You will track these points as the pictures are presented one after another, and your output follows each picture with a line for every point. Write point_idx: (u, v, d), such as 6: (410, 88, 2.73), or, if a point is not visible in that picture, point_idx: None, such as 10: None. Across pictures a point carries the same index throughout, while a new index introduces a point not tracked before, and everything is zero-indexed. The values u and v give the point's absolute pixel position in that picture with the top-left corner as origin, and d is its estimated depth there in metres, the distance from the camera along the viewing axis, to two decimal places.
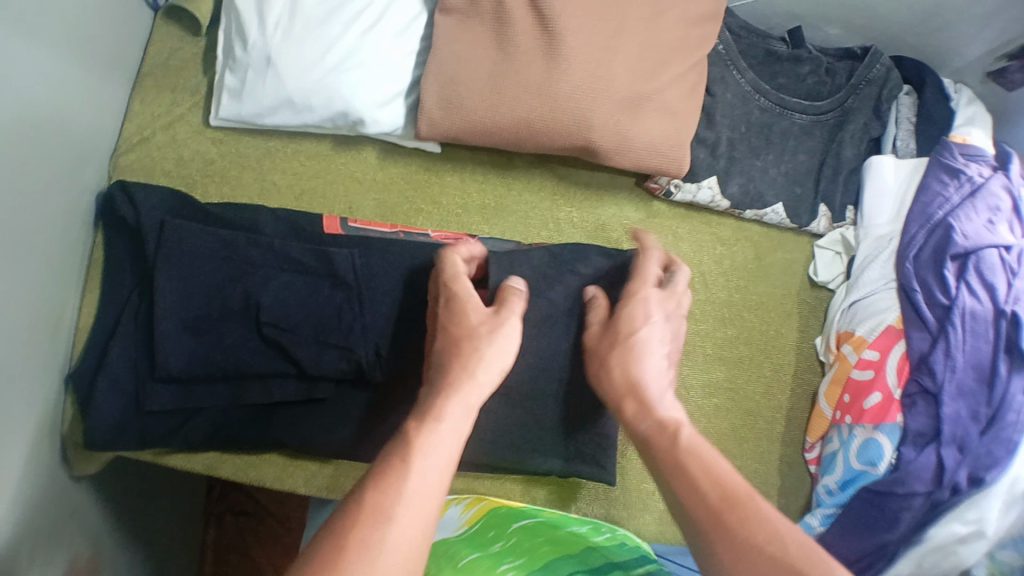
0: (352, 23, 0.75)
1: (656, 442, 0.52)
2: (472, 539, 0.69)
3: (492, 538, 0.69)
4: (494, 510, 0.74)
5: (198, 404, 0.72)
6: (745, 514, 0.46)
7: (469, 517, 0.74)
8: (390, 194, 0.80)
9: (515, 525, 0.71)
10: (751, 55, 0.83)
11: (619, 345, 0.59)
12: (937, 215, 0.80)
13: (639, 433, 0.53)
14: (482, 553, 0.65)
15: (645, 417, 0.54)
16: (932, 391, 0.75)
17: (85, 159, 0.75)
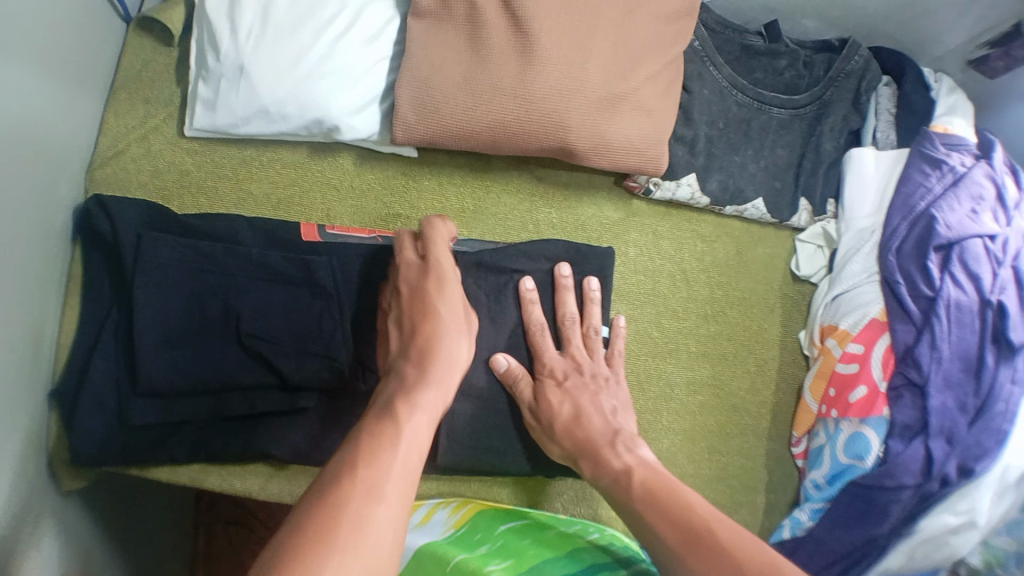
0: (324, 29, 0.75)
1: (617, 491, 0.61)
2: (460, 541, 0.68)
3: (480, 540, 0.69)
4: (481, 513, 0.74)
5: (180, 417, 0.72)
6: (713, 548, 0.49)
7: (456, 520, 0.73)
8: (369, 200, 0.80)
9: (501, 528, 0.72)
10: (727, 51, 0.83)
11: (557, 418, 0.69)
12: (919, 207, 0.79)
13: (603, 486, 0.63)
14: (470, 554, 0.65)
15: (601, 472, 0.64)
16: (918, 384, 0.74)
17: (61, 173, 0.74)
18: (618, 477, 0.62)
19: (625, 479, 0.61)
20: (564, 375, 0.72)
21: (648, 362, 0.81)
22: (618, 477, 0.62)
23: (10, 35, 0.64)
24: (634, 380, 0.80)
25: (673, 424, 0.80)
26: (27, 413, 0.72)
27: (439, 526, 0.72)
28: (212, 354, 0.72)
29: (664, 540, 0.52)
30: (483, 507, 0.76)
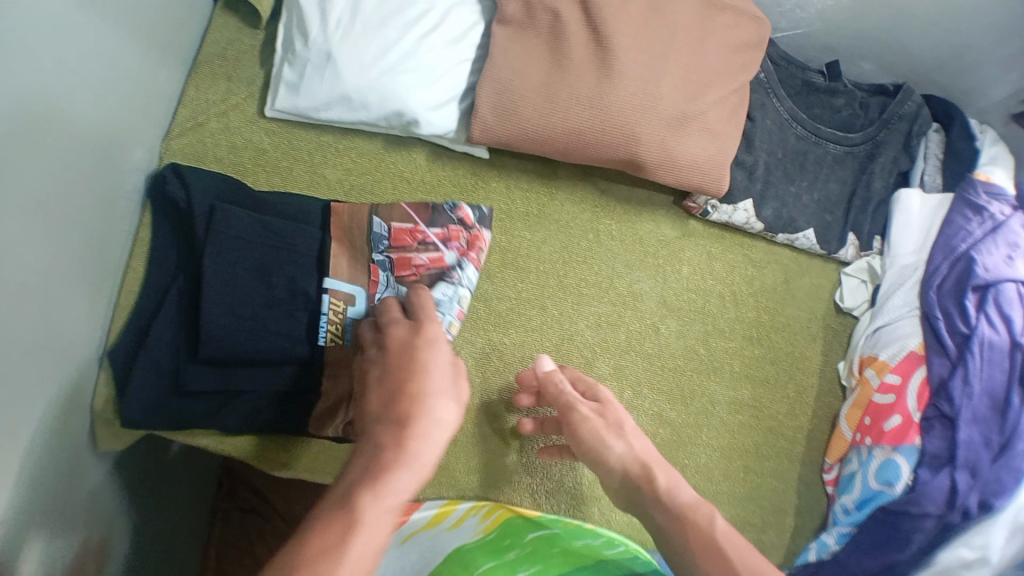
0: (411, 26, 0.77)
1: (676, 530, 0.57)
2: (492, 543, 0.68)
3: (508, 546, 0.67)
4: (512, 520, 0.72)
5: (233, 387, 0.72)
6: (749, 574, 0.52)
7: (487, 524, 0.71)
8: (437, 195, 0.82)
9: (531, 535, 0.70)
10: (790, 85, 0.86)
11: (601, 440, 0.64)
12: (960, 248, 0.82)
13: (658, 522, 0.58)
14: (497, 561, 0.64)
15: (663, 506, 0.58)
16: (949, 416, 0.76)
17: (137, 137, 0.76)
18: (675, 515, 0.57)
19: (663, 495, 0.59)
20: (599, 414, 0.67)
21: (691, 378, 0.83)
22: (670, 493, 0.59)
23: None
24: (678, 394, 0.82)
25: (712, 439, 0.83)
26: (80, 367, 0.72)
27: (470, 530, 0.70)
28: (277, 327, 0.73)
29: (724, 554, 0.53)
30: (511, 513, 0.74)
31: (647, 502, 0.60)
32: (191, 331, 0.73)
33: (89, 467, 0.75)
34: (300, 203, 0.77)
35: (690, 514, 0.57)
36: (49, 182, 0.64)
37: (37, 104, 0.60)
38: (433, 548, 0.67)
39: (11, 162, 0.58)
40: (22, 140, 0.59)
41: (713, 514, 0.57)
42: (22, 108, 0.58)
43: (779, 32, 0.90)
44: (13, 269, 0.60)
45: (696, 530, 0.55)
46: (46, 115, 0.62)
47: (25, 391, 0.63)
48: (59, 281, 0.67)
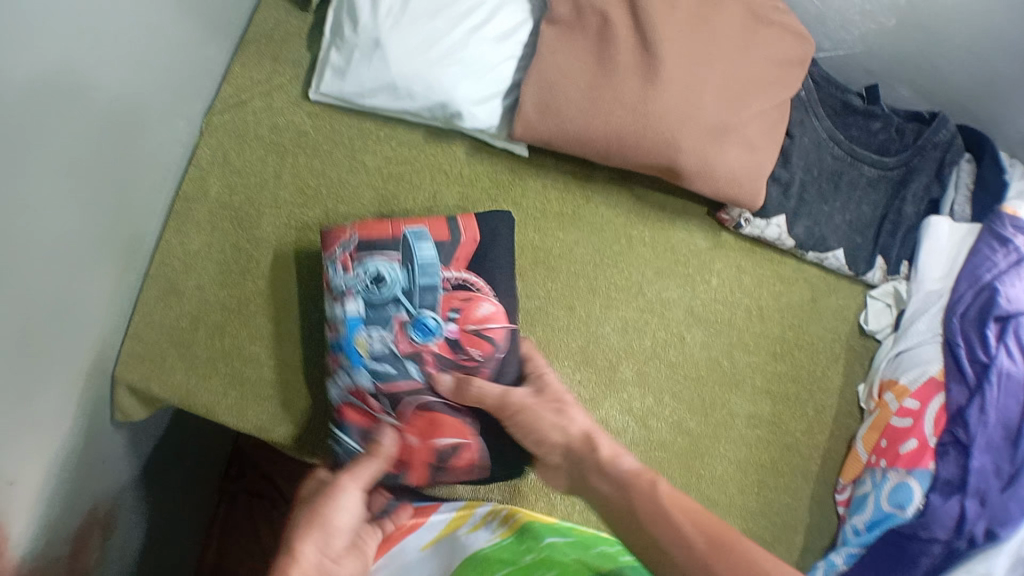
0: (462, 20, 0.77)
1: (633, 488, 0.57)
2: (507, 550, 0.63)
3: (526, 551, 0.63)
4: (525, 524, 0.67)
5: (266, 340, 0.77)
6: (734, 548, 0.51)
7: (502, 529, 0.68)
8: (473, 189, 0.82)
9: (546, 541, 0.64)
10: (829, 105, 0.87)
11: (546, 419, 0.66)
12: (985, 278, 0.82)
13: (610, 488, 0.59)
14: (513, 567, 0.61)
15: (615, 468, 0.60)
16: (963, 443, 0.77)
17: (179, 110, 0.76)
18: (625, 482, 0.58)
19: (605, 464, 0.60)
20: (541, 398, 0.68)
21: (713, 389, 0.83)
22: (612, 459, 0.60)
23: None
24: (699, 404, 0.83)
25: (729, 452, 0.83)
26: (106, 333, 0.72)
27: (483, 537, 0.66)
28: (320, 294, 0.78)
29: (689, 544, 0.52)
30: (527, 517, 0.69)
31: (591, 472, 0.61)
32: (238, 298, 0.77)
33: (104, 435, 0.75)
34: (351, 201, 0.80)
35: (635, 482, 0.58)
36: (88, 141, 0.63)
37: (87, 59, 0.60)
38: (453, 551, 0.65)
39: (53, 110, 0.58)
40: (71, 90, 0.59)
41: (657, 481, 0.57)
42: (72, 62, 0.58)
43: (822, 52, 0.91)
44: (48, 223, 0.60)
45: (644, 496, 0.56)
46: (93, 75, 0.61)
47: (49, 346, 0.62)
48: (91, 245, 0.67)
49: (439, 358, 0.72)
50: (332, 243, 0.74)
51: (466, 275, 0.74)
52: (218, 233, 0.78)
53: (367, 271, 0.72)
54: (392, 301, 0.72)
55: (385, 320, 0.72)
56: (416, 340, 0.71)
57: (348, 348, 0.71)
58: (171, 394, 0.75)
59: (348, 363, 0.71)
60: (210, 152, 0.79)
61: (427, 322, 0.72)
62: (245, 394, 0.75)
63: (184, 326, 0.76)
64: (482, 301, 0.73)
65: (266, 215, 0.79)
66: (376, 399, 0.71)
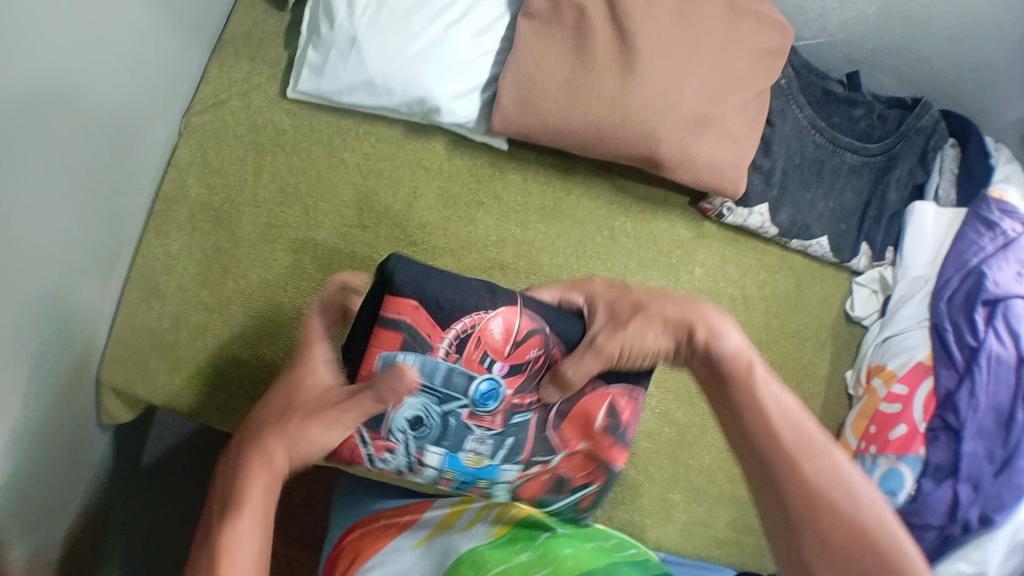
0: (439, 15, 0.77)
1: (732, 371, 0.52)
2: (503, 548, 0.62)
3: (520, 549, 0.61)
4: (523, 519, 0.66)
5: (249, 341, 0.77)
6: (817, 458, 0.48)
7: (497, 524, 0.66)
8: (454, 184, 0.82)
9: (542, 537, 0.64)
10: (810, 93, 0.86)
11: (642, 333, 0.56)
12: (971, 262, 0.82)
13: (710, 365, 0.54)
14: (509, 564, 0.59)
15: (715, 344, 0.53)
16: (954, 428, 0.77)
17: (157, 111, 0.76)
18: (720, 359, 0.53)
19: (704, 349, 0.54)
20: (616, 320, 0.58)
21: None
22: (709, 343, 0.54)
23: None
24: (686, 393, 0.83)
25: (717, 442, 0.83)
26: (89, 336, 0.72)
27: (483, 530, 0.65)
28: (302, 293, 0.78)
29: (777, 437, 0.49)
30: (528, 510, 0.69)
31: (699, 358, 0.55)
32: (219, 299, 0.77)
33: (89, 438, 0.75)
34: (332, 199, 0.80)
35: (731, 362, 0.52)
36: (69, 144, 0.63)
37: (66, 62, 0.60)
38: (446, 550, 0.62)
39: (33, 114, 0.58)
40: (50, 94, 0.59)
41: (754, 362, 0.53)
42: (49, 64, 0.58)
43: (801, 41, 0.90)
44: (31, 226, 0.60)
45: (742, 385, 0.52)
46: (72, 79, 0.61)
47: (32, 350, 0.62)
48: (71, 248, 0.67)
49: (522, 391, 0.63)
50: (353, 454, 0.65)
51: (452, 331, 0.60)
52: (199, 233, 0.78)
53: (399, 428, 0.63)
54: (443, 414, 0.63)
55: (460, 436, 0.64)
56: (488, 412, 0.63)
57: (478, 478, 0.67)
58: (155, 398, 0.75)
59: (486, 482, 0.68)
60: (190, 154, 0.79)
61: (474, 395, 0.62)
62: (230, 395, 0.76)
63: (166, 328, 0.76)
64: (488, 327, 0.61)
65: (247, 215, 0.79)
66: (532, 469, 0.67)
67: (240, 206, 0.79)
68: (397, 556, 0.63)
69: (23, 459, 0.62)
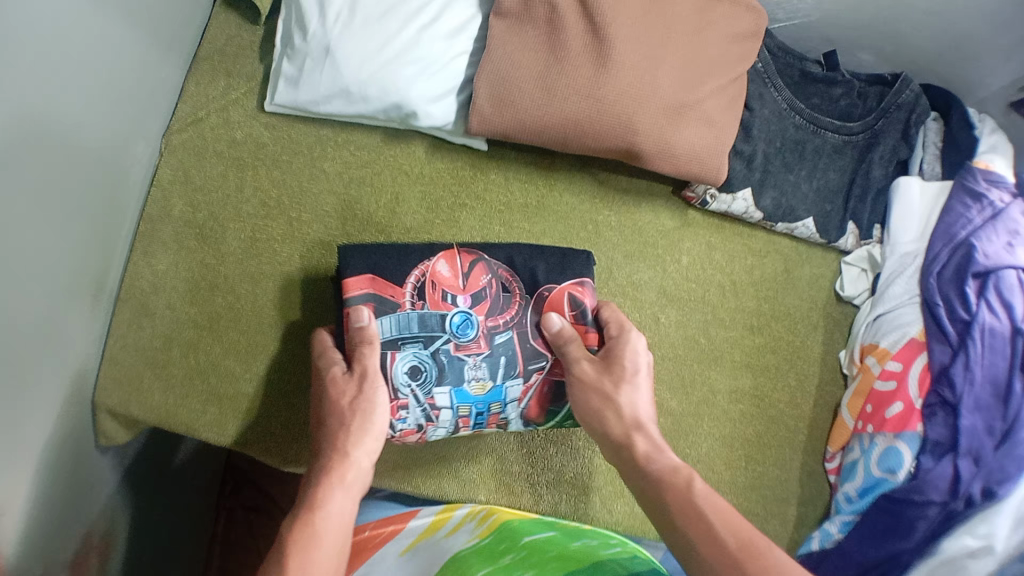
0: (410, 19, 0.77)
1: (667, 484, 0.61)
2: (484, 551, 0.65)
3: (502, 551, 0.65)
4: (505, 524, 0.71)
5: (244, 356, 0.77)
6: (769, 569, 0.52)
7: (481, 529, 0.70)
8: (436, 187, 0.82)
9: (524, 539, 0.68)
10: (787, 75, 0.86)
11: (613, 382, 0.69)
12: (960, 235, 0.82)
13: (650, 472, 0.62)
14: (493, 566, 0.61)
15: (656, 460, 0.63)
16: (951, 403, 0.76)
17: (137, 133, 0.76)
18: (665, 473, 0.62)
19: (642, 460, 0.63)
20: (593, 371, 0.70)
21: (692, 367, 0.83)
22: (649, 459, 0.63)
23: None
24: (679, 383, 0.82)
25: (713, 429, 0.83)
26: (82, 359, 0.73)
27: (466, 535, 0.70)
28: (293, 302, 0.79)
29: (723, 548, 0.54)
30: (508, 516, 0.73)
31: (627, 465, 0.64)
32: (210, 315, 0.77)
33: (90, 460, 0.76)
34: (315, 208, 0.80)
35: (673, 478, 0.61)
36: (51, 172, 0.64)
37: (43, 90, 0.61)
38: (431, 557, 0.66)
39: (13, 148, 0.58)
40: (30, 124, 0.59)
41: (693, 480, 0.60)
42: (27, 95, 0.59)
43: (776, 23, 0.90)
44: (18, 256, 0.60)
45: (684, 496, 0.59)
46: (49, 108, 0.62)
47: (27, 376, 0.63)
48: (59, 274, 0.67)
49: (491, 313, 0.74)
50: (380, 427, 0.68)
51: (409, 284, 0.72)
52: (186, 251, 0.78)
53: (403, 383, 0.70)
54: (433, 355, 0.72)
55: (456, 370, 0.72)
56: (472, 339, 0.73)
57: (488, 405, 0.73)
58: (151, 415, 0.75)
59: (497, 406, 0.74)
60: (172, 172, 0.80)
61: (451, 328, 0.72)
62: (223, 410, 0.76)
63: (158, 346, 0.77)
64: (435, 270, 0.73)
65: (231, 229, 0.79)
66: (532, 378, 0.74)
67: (223, 222, 0.79)
68: (383, 565, 0.67)
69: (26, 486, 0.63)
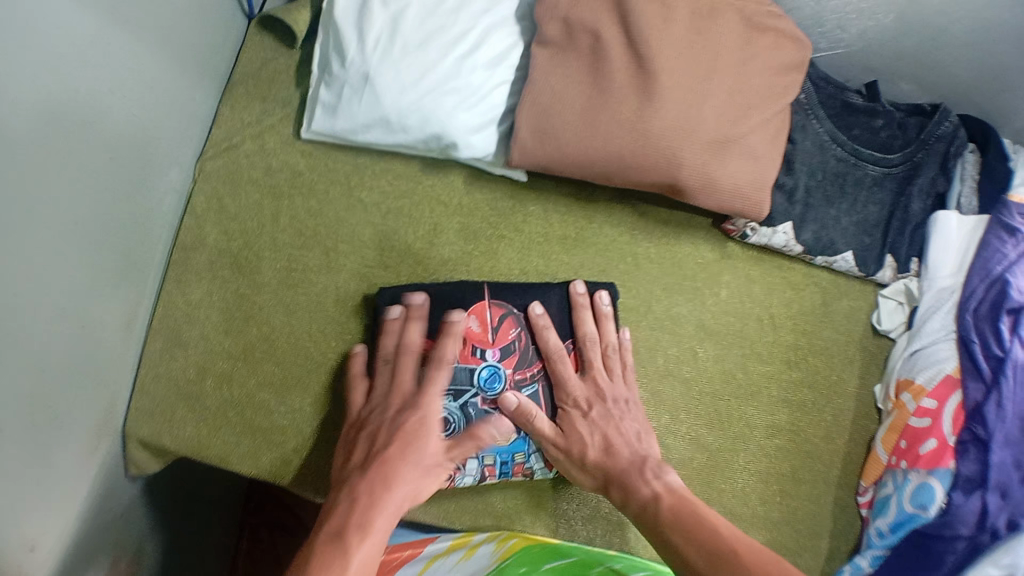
0: (451, 48, 0.76)
1: (643, 519, 0.67)
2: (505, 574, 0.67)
3: None
4: (528, 548, 0.73)
5: (286, 388, 0.76)
6: (734, 563, 0.58)
7: (502, 552, 0.72)
8: (474, 218, 0.81)
9: (545, 566, 0.70)
10: (829, 106, 0.85)
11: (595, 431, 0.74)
12: (995, 271, 0.82)
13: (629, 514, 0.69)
14: None
15: (630, 500, 0.69)
16: (983, 439, 0.76)
17: (171, 159, 0.75)
18: (646, 503, 0.68)
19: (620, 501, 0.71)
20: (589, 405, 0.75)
21: (729, 403, 0.83)
22: (625, 498, 0.70)
23: (136, 16, 0.65)
24: (716, 419, 0.82)
25: (750, 464, 0.83)
26: (114, 391, 0.72)
27: (482, 560, 0.71)
28: (328, 336, 0.77)
29: (690, 564, 0.60)
30: (527, 541, 0.75)
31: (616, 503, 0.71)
32: (245, 346, 0.76)
33: (121, 490, 0.75)
34: (352, 239, 0.79)
35: (648, 509, 0.67)
36: (80, 199, 0.62)
37: (71, 117, 0.59)
38: None
39: (40, 178, 0.56)
40: (56, 152, 0.57)
41: (660, 508, 0.67)
42: (54, 122, 0.57)
43: (818, 52, 0.90)
44: (47, 287, 0.59)
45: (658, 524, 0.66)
46: (77, 132, 0.60)
47: (53, 411, 0.61)
48: (91, 305, 0.66)
49: (519, 367, 0.76)
50: None
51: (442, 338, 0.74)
52: (221, 280, 0.77)
53: None
54: (461, 408, 0.73)
55: None
56: (498, 393, 0.75)
57: (513, 454, 0.75)
58: (184, 447, 0.74)
59: (522, 455, 0.75)
60: (206, 200, 0.78)
61: (479, 382, 0.74)
62: (260, 442, 0.75)
63: (192, 377, 0.75)
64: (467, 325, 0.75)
65: (267, 259, 0.78)
66: None
67: (258, 251, 0.78)
68: None
69: (46, 522, 0.61)
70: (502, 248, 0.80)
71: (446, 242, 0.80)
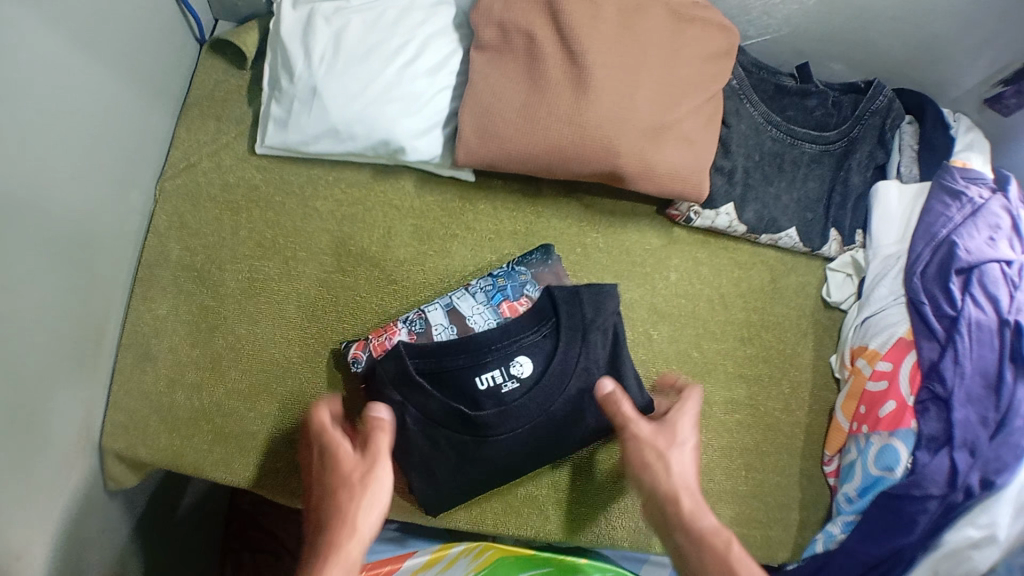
0: (392, 57, 0.79)
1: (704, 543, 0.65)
2: None
3: None
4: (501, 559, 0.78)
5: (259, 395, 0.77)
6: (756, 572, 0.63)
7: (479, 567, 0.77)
8: (426, 219, 0.84)
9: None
10: (762, 90, 0.88)
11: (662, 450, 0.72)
12: (940, 234, 0.84)
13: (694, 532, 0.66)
14: None
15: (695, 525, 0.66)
16: (942, 397, 0.78)
17: (132, 181, 0.78)
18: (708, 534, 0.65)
19: (688, 520, 0.67)
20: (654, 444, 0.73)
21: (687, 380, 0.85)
22: (693, 515, 0.67)
23: (93, 44, 0.68)
24: None
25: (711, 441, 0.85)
26: (86, 406, 0.74)
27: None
28: (293, 340, 0.79)
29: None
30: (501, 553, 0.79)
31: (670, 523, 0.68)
32: (212, 358, 0.78)
33: (97, 502, 0.77)
34: (309, 247, 0.82)
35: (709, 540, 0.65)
36: (48, 218, 0.65)
37: (33, 144, 0.62)
38: None
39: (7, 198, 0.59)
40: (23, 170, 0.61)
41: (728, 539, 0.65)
42: (18, 143, 0.60)
43: (748, 40, 0.93)
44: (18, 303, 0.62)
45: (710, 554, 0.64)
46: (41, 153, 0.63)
47: (27, 423, 0.64)
48: (61, 321, 0.68)
49: None
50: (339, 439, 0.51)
51: None
52: (183, 294, 0.80)
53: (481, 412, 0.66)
54: None
55: None
56: None
57: None
58: (159, 458, 0.76)
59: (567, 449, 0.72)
60: (167, 218, 0.82)
61: None
62: (234, 449, 0.76)
63: (161, 389, 0.77)
64: None
65: (229, 271, 0.80)
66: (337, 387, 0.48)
67: (218, 264, 0.81)
68: None
69: (20, 533, 0.63)
70: (457, 246, 0.83)
71: (404, 242, 0.83)
